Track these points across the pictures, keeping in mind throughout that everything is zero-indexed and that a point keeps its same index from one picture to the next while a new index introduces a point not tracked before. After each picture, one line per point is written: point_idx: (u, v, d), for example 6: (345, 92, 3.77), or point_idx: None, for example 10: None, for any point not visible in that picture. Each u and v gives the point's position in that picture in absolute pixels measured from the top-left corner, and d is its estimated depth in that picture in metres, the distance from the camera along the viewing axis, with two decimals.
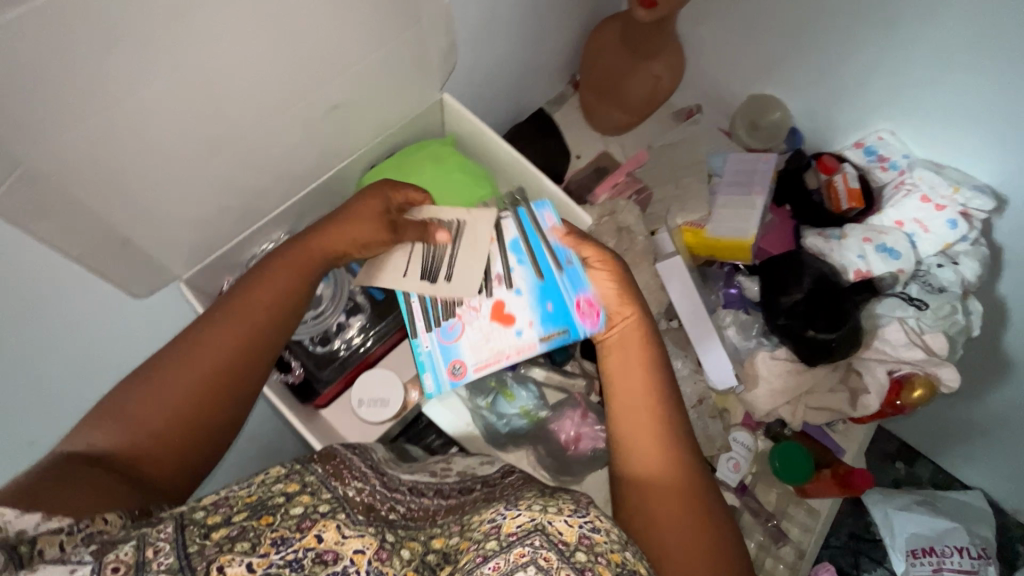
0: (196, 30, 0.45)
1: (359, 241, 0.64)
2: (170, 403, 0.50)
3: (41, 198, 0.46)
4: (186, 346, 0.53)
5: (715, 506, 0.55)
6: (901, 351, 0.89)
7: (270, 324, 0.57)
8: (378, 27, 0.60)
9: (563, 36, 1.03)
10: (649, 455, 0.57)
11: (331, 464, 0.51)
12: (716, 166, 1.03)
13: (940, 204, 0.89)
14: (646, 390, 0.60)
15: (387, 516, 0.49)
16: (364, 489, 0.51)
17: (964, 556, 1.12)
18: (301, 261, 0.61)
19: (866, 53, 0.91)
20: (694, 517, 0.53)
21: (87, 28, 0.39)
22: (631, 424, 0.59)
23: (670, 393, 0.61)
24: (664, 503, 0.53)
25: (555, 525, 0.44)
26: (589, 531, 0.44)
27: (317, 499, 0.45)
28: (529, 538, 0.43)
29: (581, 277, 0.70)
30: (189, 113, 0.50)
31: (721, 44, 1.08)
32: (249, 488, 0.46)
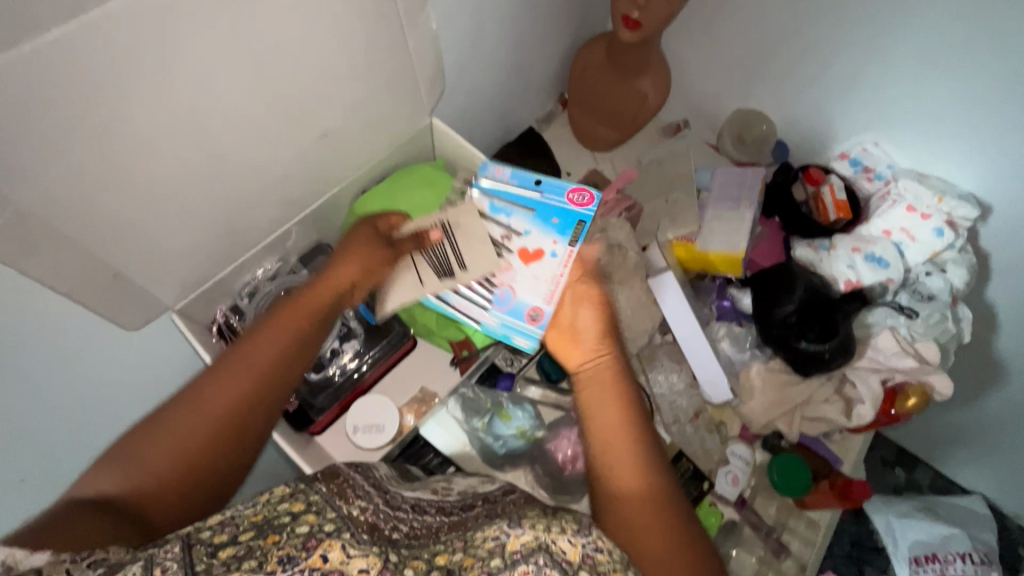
0: (186, 63, 0.46)
1: (368, 271, 0.67)
2: (179, 444, 0.49)
3: (31, 235, 0.46)
4: (201, 388, 0.52)
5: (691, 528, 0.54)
6: (893, 359, 0.91)
7: (296, 359, 0.57)
8: (367, 55, 0.62)
9: (550, 57, 1.05)
10: (624, 479, 0.55)
11: (336, 484, 0.50)
12: (704, 182, 1.05)
13: (925, 212, 0.91)
14: (619, 411, 0.59)
15: (392, 536, 0.47)
16: (367, 508, 0.50)
17: (967, 562, 1.11)
18: (313, 304, 0.61)
19: (846, 67, 0.93)
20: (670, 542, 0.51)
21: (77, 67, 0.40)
22: (606, 449, 0.57)
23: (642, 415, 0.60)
24: (638, 529, 0.52)
25: (558, 543, 0.45)
26: (592, 550, 0.45)
27: (322, 518, 0.45)
28: (533, 557, 0.44)
29: (556, 183, 0.73)
30: (179, 145, 0.51)
31: (705, 61, 1.11)
32: (255, 508, 0.45)
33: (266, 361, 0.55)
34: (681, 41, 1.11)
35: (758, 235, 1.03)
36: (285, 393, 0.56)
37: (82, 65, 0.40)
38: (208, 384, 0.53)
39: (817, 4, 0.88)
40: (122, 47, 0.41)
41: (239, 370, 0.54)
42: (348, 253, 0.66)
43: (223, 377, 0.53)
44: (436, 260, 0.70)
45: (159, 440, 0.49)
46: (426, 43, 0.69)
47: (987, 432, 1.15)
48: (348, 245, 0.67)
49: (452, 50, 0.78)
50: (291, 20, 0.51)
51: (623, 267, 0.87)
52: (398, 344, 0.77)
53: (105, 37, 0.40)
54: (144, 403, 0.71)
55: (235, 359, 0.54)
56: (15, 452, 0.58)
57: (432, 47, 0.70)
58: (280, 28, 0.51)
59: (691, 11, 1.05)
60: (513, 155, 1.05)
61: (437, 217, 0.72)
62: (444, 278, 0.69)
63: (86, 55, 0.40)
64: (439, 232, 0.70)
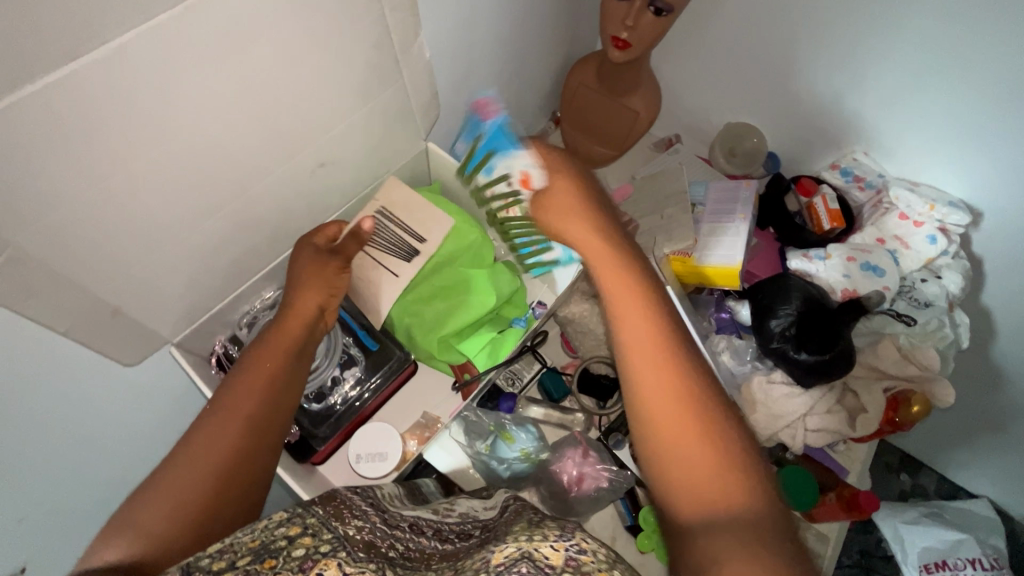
0: (185, 100, 0.46)
1: (331, 291, 0.67)
2: (177, 496, 0.48)
3: (30, 276, 0.46)
4: (188, 449, 0.51)
5: (744, 453, 0.47)
6: (893, 368, 0.90)
7: (275, 387, 0.57)
8: (363, 86, 0.63)
9: (542, 77, 1.06)
10: (663, 410, 0.48)
11: (332, 505, 0.46)
12: (698, 196, 1.05)
13: (918, 220, 0.93)
14: (645, 331, 0.51)
15: (388, 555, 0.44)
16: (365, 527, 0.46)
17: (977, 568, 1.11)
18: (285, 339, 0.61)
19: (833, 79, 0.94)
20: (722, 471, 0.45)
21: (76, 112, 0.40)
22: (638, 378, 0.50)
23: (674, 332, 0.52)
24: (684, 463, 0.46)
25: (541, 550, 0.39)
26: (575, 552, 0.39)
27: (318, 540, 0.41)
28: (515, 565, 0.38)
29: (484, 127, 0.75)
30: (177, 181, 0.51)
31: (694, 77, 1.12)
32: (253, 534, 0.42)
33: (250, 402, 0.55)
34: (670, 58, 1.13)
35: (754, 247, 1.05)
36: (284, 426, 0.57)
37: (82, 106, 0.40)
38: (198, 433, 0.53)
39: (803, 20, 0.90)
40: (121, 87, 0.42)
41: (224, 414, 0.54)
42: (303, 275, 0.66)
43: (212, 422, 0.53)
44: (392, 246, 0.74)
45: (162, 498, 0.47)
46: (420, 71, 0.70)
47: (991, 436, 1.15)
48: (300, 275, 0.66)
49: (447, 75, 0.79)
50: (289, 54, 0.52)
51: None
52: (400, 370, 0.75)
53: (105, 78, 0.40)
54: (144, 438, 0.70)
55: (224, 404, 0.55)
56: (13, 496, 0.57)
57: (427, 74, 0.71)
58: (278, 63, 0.51)
59: (679, 30, 1.06)
60: None
61: (371, 209, 0.74)
62: (410, 259, 0.74)
63: (86, 97, 0.40)
64: (370, 221, 0.67)
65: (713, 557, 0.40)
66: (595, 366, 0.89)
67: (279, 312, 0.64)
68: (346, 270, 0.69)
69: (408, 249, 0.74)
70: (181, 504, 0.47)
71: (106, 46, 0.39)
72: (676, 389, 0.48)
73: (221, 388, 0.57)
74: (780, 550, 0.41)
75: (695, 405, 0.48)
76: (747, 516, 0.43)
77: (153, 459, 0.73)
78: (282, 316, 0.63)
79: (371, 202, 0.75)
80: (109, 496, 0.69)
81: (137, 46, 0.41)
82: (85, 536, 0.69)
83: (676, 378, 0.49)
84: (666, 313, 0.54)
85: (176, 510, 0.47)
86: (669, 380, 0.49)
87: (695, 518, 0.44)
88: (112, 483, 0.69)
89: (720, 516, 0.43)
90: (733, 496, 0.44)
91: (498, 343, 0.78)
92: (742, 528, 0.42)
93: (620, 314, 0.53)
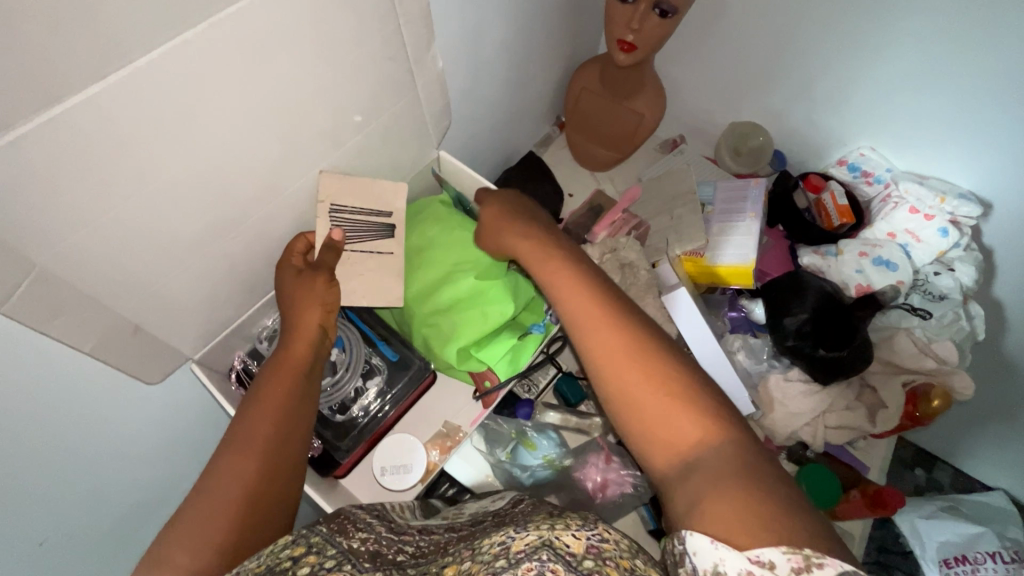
0: (205, 117, 0.46)
1: (327, 306, 0.64)
2: (201, 531, 0.47)
3: (56, 297, 0.46)
4: (206, 483, 0.50)
5: (698, 386, 0.48)
6: (912, 361, 0.91)
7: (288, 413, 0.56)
8: (378, 97, 0.63)
9: (546, 82, 1.06)
10: (621, 372, 0.49)
11: (335, 522, 0.45)
12: (705, 195, 1.05)
13: (929, 213, 0.92)
14: (585, 304, 0.54)
15: (396, 560, 0.43)
16: (370, 538, 0.45)
17: (998, 561, 1.08)
18: (291, 362, 0.60)
19: (840, 76, 0.94)
20: (686, 412, 0.46)
21: (102, 133, 0.40)
22: (592, 352, 0.52)
23: (610, 296, 0.55)
24: (651, 417, 0.47)
25: (563, 538, 0.37)
26: (596, 539, 0.38)
27: (323, 557, 0.40)
28: (536, 552, 0.36)
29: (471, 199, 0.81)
30: (198, 198, 0.51)
31: (697, 78, 1.13)
32: (259, 560, 0.41)
33: (271, 429, 0.54)
34: (673, 60, 1.13)
35: (764, 245, 1.04)
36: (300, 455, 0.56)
37: (105, 126, 0.40)
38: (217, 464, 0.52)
39: (808, 19, 0.91)
40: (144, 108, 0.42)
41: (243, 445, 0.53)
42: (297, 296, 0.63)
43: (235, 448, 0.52)
44: (368, 232, 0.71)
45: (184, 533, 0.46)
46: (431, 81, 0.70)
47: (1007, 428, 1.14)
48: (289, 296, 0.63)
49: (456, 84, 0.79)
50: (305, 67, 0.52)
51: (635, 285, 0.91)
52: (420, 380, 0.75)
53: (127, 100, 0.40)
54: (164, 456, 0.69)
55: (243, 430, 0.54)
56: (35, 517, 0.57)
57: (438, 84, 0.71)
58: (295, 77, 0.51)
59: (682, 33, 1.07)
60: (515, 180, 1.06)
61: (325, 215, 0.65)
62: (393, 234, 0.73)
63: (110, 119, 0.40)
64: (339, 230, 0.66)
65: (697, 497, 0.41)
66: None
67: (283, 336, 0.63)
68: (331, 279, 0.65)
69: (383, 226, 0.72)
70: (209, 532, 0.46)
71: (131, 67, 0.39)
72: (629, 347, 0.50)
73: (239, 414, 0.56)
74: (758, 469, 0.42)
75: (645, 359, 0.49)
76: (719, 446, 0.44)
77: (172, 476, 0.73)
78: (285, 341, 0.62)
79: (317, 207, 0.65)
80: (129, 515, 0.69)
81: (160, 64, 0.41)
82: (106, 557, 0.68)
83: (624, 336, 0.51)
84: (598, 281, 0.57)
85: (199, 544, 0.46)
86: (620, 345, 0.51)
87: (675, 470, 0.45)
88: (133, 502, 0.68)
89: (696, 458, 0.44)
90: (703, 433, 0.45)
91: (517, 350, 0.75)
92: (718, 458, 0.43)
93: (562, 299, 0.56)
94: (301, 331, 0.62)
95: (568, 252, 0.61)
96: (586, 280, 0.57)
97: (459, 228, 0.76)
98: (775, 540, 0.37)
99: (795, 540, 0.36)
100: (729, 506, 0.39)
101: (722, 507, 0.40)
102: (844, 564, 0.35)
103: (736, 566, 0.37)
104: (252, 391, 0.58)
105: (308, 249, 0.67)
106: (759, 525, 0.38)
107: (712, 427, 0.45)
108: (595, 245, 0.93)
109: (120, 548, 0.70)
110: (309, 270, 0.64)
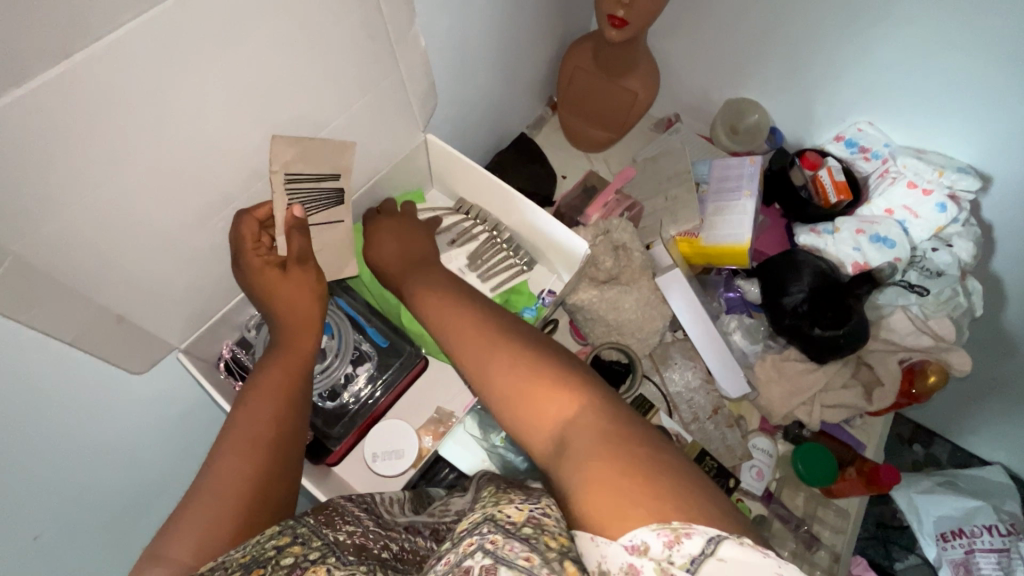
0: (178, 100, 0.45)
1: (318, 299, 0.64)
2: (206, 517, 0.47)
3: (32, 287, 0.45)
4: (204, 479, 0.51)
5: (565, 372, 0.49)
6: (908, 338, 0.91)
7: (288, 410, 0.57)
8: (359, 78, 0.61)
9: (538, 61, 1.04)
10: (492, 374, 0.51)
11: (323, 513, 0.45)
12: (703, 174, 1.04)
13: (927, 188, 0.91)
14: (459, 320, 0.57)
15: (381, 556, 0.43)
16: (357, 532, 0.45)
17: (994, 535, 1.11)
18: (291, 363, 0.60)
19: (838, 49, 0.92)
20: (555, 395, 0.46)
21: (69, 120, 0.39)
22: (467, 358, 0.54)
23: (489, 312, 0.58)
24: (522, 408, 0.47)
25: (503, 511, 0.37)
26: (539, 512, 0.37)
27: (308, 548, 0.41)
28: (476, 528, 0.36)
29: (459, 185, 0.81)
30: (175, 185, 0.50)
31: (691, 55, 1.10)
32: (244, 550, 0.41)
33: (269, 429, 0.54)
34: (668, 37, 1.10)
35: (760, 225, 1.05)
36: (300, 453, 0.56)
37: (71, 110, 0.39)
38: (215, 463, 0.51)
39: None
40: (112, 93, 0.40)
41: (240, 443, 0.52)
42: (292, 297, 0.62)
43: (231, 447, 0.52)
44: (319, 197, 0.65)
45: (187, 531, 0.46)
46: (415, 62, 0.68)
47: (1005, 404, 1.14)
48: (261, 285, 0.61)
49: (443, 64, 0.77)
50: (280, 48, 0.50)
51: (629, 268, 0.88)
52: (411, 366, 0.75)
53: (93, 83, 0.39)
54: (154, 446, 0.69)
55: (237, 429, 0.54)
56: (28, 509, 0.56)
57: (422, 64, 0.69)
58: (271, 58, 0.50)
59: (676, 7, 1.04)
60: (507, 163, 1.04)
61: (281, 187, 0.59)
62: (342, 200, 0.68)
63: (75, 103, 0.39)
64: (300, 206, 0.61)
65: (569, 477, 0.41)
66: (606, 353, 0.88)
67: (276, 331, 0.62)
68: (320, 276, 0.65)
69: (333, 190, 0.66)
70: (216, 531, 0.46)
71: (94, 48, 0.38)
72: (500, 351, 0.52)
73: (234, 410, 0.56)
74: (627, 438, 0.41)
75: (514, 354, 0.51)
76: (587, 417, 0.44)
77: (167, 466, 0.73)
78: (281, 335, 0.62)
79: (272, 178, 0.58)
80: (124, 506, 0.69)
81: (125, 44, 0.39)
82: (105, 546, 0.68)
83: (500, 339, 0.53)
84: (473, 301, 0.60)
85: (208, 542, 0.45)
86: (492, 351, 0.52)
87: (551, 451, 0.44)
88: (128, 493, 0.68)
89: (567, 432, 0.44)
90: (573, 410, 0.45)
91: None
92: (585, 431, 0.43)
93: (439, 325, 0.58)
94: (301, 329, 0.62)
95: (455, 285, 0.64)
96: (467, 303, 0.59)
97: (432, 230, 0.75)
98: (646, 517, 0.35)
99: (663, 512, 0.35)
100: (605, 483, 0.38)
101: (592, 482, 0.39)
102: (709, 530, 0.34)
103: (618, 561, 0.34)
104: (250, 384, 0.58)
105: (259, 229, 0.61)
106: (629, 499, 0.36)
107: (579, 402, 0.45)
108: (587, 228, 0.89)
109: (116, 539, 0.70)
110: (294, 265, 0.62)
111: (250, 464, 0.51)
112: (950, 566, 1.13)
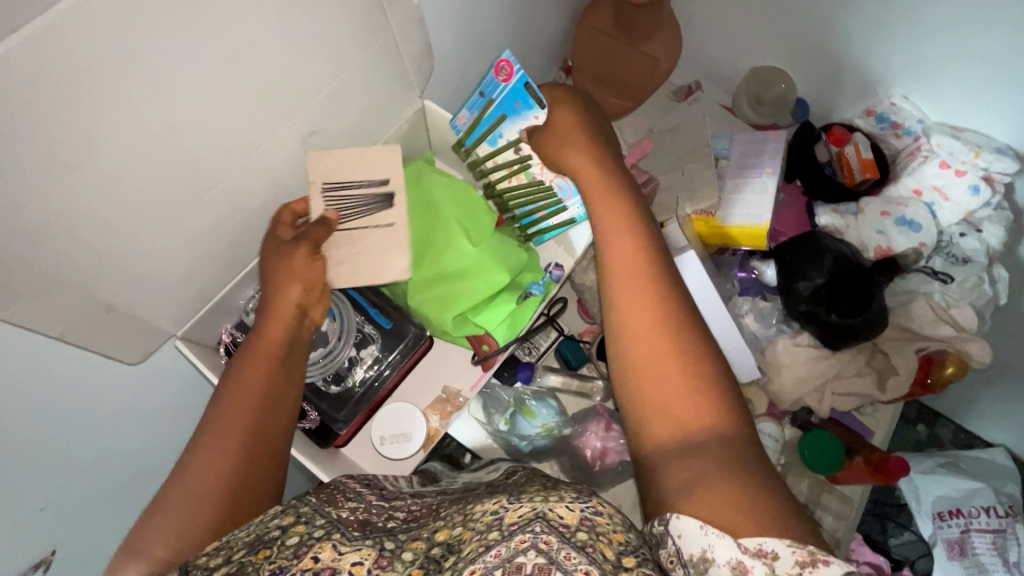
0: (151, 70, 0.41)
1: (308, 288, 0.62)
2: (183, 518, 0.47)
3: (12, 280, 0.43)
4: (181, 477, 0.50)
5: (717, 378, 0.48)
6: (927, 327, 0.87)
7: (273, 409, 0.56)
8: (349, 40, 0.56)
9: (550, 19, 0.97)
10: (645, 335, 0.50)
11: (324, 492, 0.46)
12: (721, 149, 0.98)
13: (960, 169, 0.86)
14: (634, 262, 0.55)
15: (386, 526, 0.43)
16: (359, 507, 0.45)
17: (991, 516, 1.13)
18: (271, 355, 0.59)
19: (875, 10, 0.85)
20: (702, 398, 0.47)
21: (31, 101, 0.36)
22: (619, 307, 0.53)
23: (670, 276, 0.54)
24: (666, 391, 0.48)
25: (557, 509, 0.39)
26: (590, 513, 0.39)
27: (312, 526, 0.40)
28: (529, 525, 0.38)
29: (494, 88, 0.70)
30: (157, 167, 0.47)
31: (715, 15, 1.02)
32: (249, 528, 0.41)
33: (241, 437, 0.53)
34: None
35: (780, 202, 0.99)
36: (275, 453, 0.54)
37: (35, 86, 0.36)
38: (193, 460, 0.51)
39: None
40: (79, 67, 0.37)
41: (217, 442, 0.52)
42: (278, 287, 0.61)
43: (209, 439, 0.53)
44: (365, 203, 0.66)
45: (168, 526, 0.46)
46: (408, 23, 0.62)
47: (1016, 388, 1.11)
48: (268, 274, 0.62)
49: (449, 23, 0.71)
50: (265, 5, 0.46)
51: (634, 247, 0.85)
52: (417, 346, 0.75)
53: (49, 60, 0.36)
54: (152, 427, 0.69)
55: (211, 437, 0.53)
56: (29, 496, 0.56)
57: (417, 24, 0.64)
58: (252, 15, 0.45)
59: None
60: None
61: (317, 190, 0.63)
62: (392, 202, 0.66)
63: (35, 82, 0.36)
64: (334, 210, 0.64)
65: (690, 478, 0.43)
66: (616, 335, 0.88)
67: (264, 314, 0.61)
68: (317, 264, 0.63)
69: (381, 196, 0.66)
70: (192, 522, 0.47)
71: (51, 17, 0.34)
72: (654, 312, 0.51)
73: (210, 407, 0.56)
74: (751, 468, 0.43)
75: (671, 325, 0.50)
76: (726, 440, 0.45)
77: (166, 445, 0.73)
78: (267, 319, 0.60)
79: (311, 185, 0.63)
80: (123, 487, 0.69)
81: (85, 10, 0.35)
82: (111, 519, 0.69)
83: (660, 306, 0.52)
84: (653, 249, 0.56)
85: (186, 537, 0.46)
86: (645, 302, 0.52)
87: (671, 446, 0.46)
88: (127, 474, 0.68)
89: (694, 439, 0.45)
90: (713, 419, 0.46)
91: (517, 314, 0.73)
92: (717, 445, 0.44)
93: (617, 268, 0.55)
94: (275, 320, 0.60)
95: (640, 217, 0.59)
96: (655, 262, 0.55)
97: (444, 198, 0.71)
98: (779, 537, 0.37)
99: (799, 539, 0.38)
100: (729, 499, 0.40)
101: (716, 496, 0.41)
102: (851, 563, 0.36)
103: (726, 554, 0.38)
104: (229, 380, 0.57)
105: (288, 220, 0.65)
106: (763, 522, 0.39)
107: (717, 415, 0.46)
108: None
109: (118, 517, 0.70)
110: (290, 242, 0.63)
111: (227, 464, 0.51)
112: (945, 544, 1.14)
